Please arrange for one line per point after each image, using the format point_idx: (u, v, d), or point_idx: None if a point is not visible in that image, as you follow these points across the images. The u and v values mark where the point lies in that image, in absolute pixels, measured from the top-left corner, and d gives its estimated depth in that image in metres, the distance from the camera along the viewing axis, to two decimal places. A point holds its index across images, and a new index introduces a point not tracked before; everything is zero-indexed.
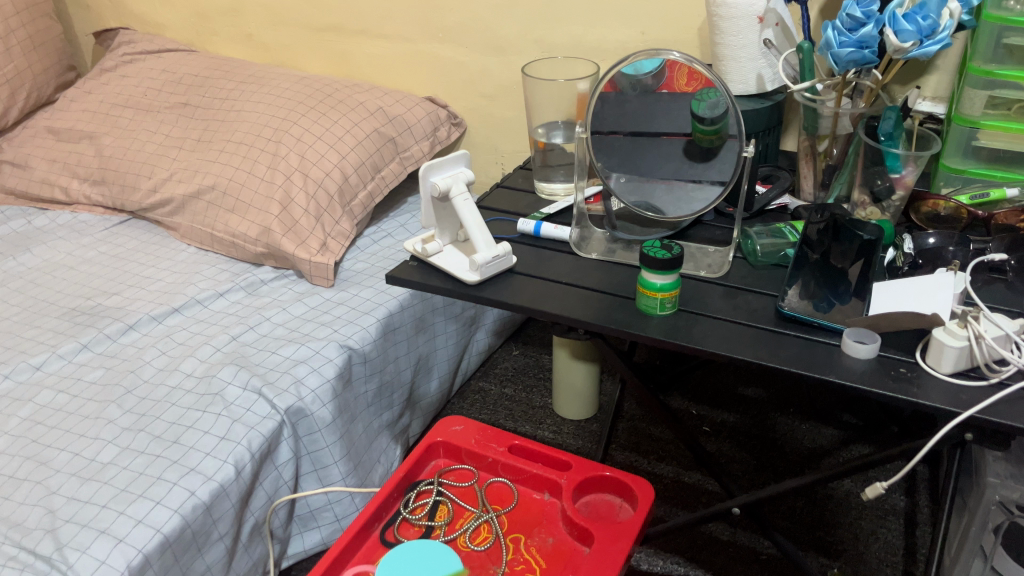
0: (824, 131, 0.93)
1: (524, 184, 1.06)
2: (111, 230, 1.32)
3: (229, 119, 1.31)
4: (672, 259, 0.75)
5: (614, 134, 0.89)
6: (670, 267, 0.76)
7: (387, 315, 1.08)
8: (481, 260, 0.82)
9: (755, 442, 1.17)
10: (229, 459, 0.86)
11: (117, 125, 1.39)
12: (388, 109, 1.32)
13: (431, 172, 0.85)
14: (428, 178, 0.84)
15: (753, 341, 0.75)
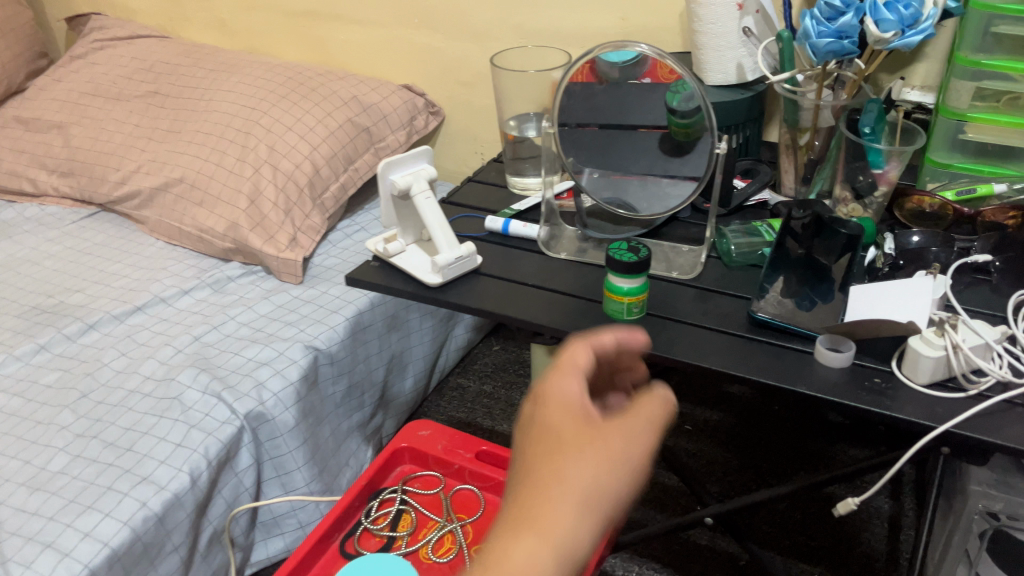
0: (806, 124, 0.89)
1: (496, 179, 1.02)
2: (79, 223, 1.29)
3: (198, 108, 1.27)
4: (638, 262, 0.71)
5: (586, 127, 0.85)
6: (637, 269, 0.72)
7: (357, 313, 1.05)
8: (442, 262, 0.79)
9: (738, 442, 1.14)
10: (184, 467, 0.84)
11: (86, 114, 1.35)
12: (362, 97, 1.28)
13: (391, 170, 0.82)
14: (387, 175, 0.81)
15: (722, 348, 0.71)
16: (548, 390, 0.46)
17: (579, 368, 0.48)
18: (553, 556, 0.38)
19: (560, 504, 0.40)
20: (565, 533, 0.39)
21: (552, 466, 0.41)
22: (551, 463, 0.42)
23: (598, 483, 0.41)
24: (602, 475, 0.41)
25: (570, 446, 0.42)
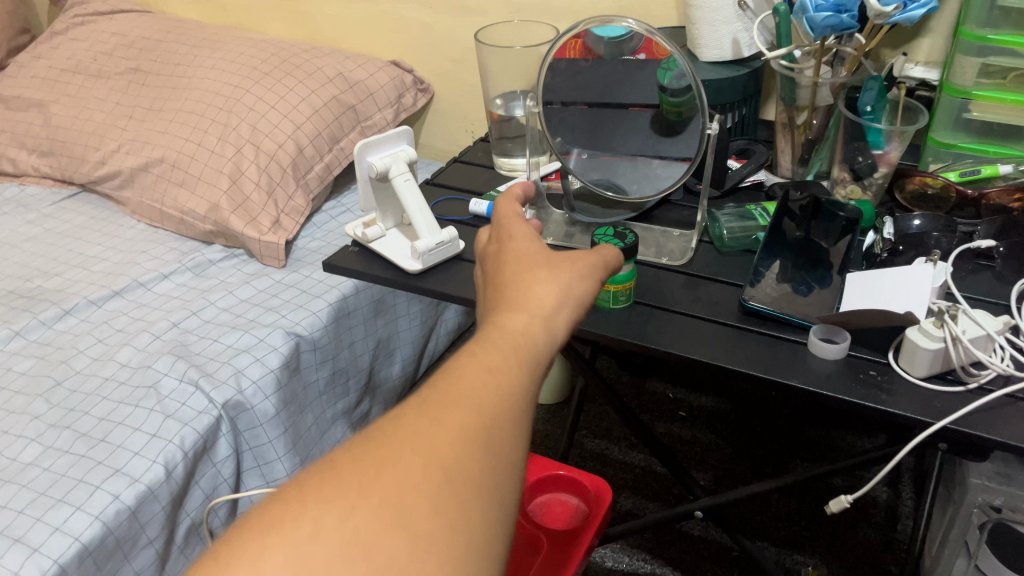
0: (803, 102, 0.85)
1: (483, 159, 0.99)
2: (59, 205, 1.26)
3: (180, 86, 1.23)
4: (624, 249, 0.68)
5: (573, 105, 0.82)
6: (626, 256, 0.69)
7: (341, 298, 1.02)
8: (422, 247, 0.76)
9: (733, 429, 1.12)
10: (158, 459, 0.81)
11: (66, 92, 1.31)
12: (348, 74, 1.24)
13: (368, 151, 0.79)
14: (364, 157, 0.78)
15: (712, 339, 0.68)
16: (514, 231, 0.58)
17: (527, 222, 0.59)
18: (531, 334, 0.48)
19: (533, 300, 0.50)
20: (541, 313, 0.49)
21: (526, 274, 0.52)
22: (522, 277, 0.52)
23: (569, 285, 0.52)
24: (565, 281, 0.52)
25: (539, 260, 0.54)
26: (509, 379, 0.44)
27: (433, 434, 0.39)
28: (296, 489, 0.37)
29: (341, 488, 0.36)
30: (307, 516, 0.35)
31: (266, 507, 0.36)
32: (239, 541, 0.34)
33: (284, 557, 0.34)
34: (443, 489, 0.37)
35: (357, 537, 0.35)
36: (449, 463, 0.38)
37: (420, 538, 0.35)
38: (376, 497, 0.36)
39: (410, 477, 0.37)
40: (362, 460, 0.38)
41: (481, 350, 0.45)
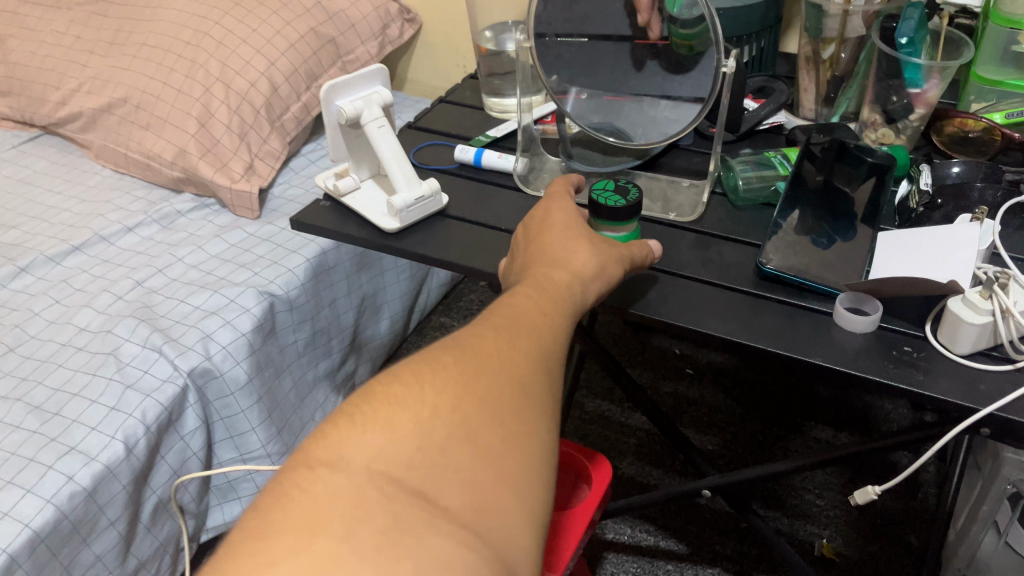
0: (830, 33, 0.75)
1: (472, 99, 0.89)
2: (20, 149, 1.17)
3: (143, 17, 1.12)
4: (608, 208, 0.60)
5: (570, 38, 0.72)
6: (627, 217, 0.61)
7: (320, 253, 0.94)
8: (399, 203, 0.67)
9: (743, 388, 1.05)
10: (118, 435, 0.74)
11: (23, 25, 1.21)
12: (327, 3, 1.13)
13: (336, 95, 0.69)
14: (333, 101, 0.69)
15: (724, 309, 0.60)
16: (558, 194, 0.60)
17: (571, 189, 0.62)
18: (571, 291, 0.50)
19: (576, 258, 0.53)
20: (583, 271, 0.52)
21: (565, 240, 0.54)
22: (559, 246, 0.54)
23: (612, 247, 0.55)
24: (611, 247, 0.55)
25: (579, 231, 0.55)
26: (560, 323, 0.47)
27: (504, 353, 0.41)
28: (395, 382, 0.38)
29: (436, 383, 0.38)
30: (410, 404, 0.37)
31: (369, 394, 0.37)
32: (350, 419, 0.36)
33: (393, 436, 0.35)
34: (514, 402, 0.39)
35: (448, 431, 0.36)
36: (516, 381, 0.40)
37: (496, 439, 0.37)
38: (467, 398, 0.38)
39: (489, 386, 0.39)
40: (451, 364, 0.39)
41: (531, 295, 0.48)
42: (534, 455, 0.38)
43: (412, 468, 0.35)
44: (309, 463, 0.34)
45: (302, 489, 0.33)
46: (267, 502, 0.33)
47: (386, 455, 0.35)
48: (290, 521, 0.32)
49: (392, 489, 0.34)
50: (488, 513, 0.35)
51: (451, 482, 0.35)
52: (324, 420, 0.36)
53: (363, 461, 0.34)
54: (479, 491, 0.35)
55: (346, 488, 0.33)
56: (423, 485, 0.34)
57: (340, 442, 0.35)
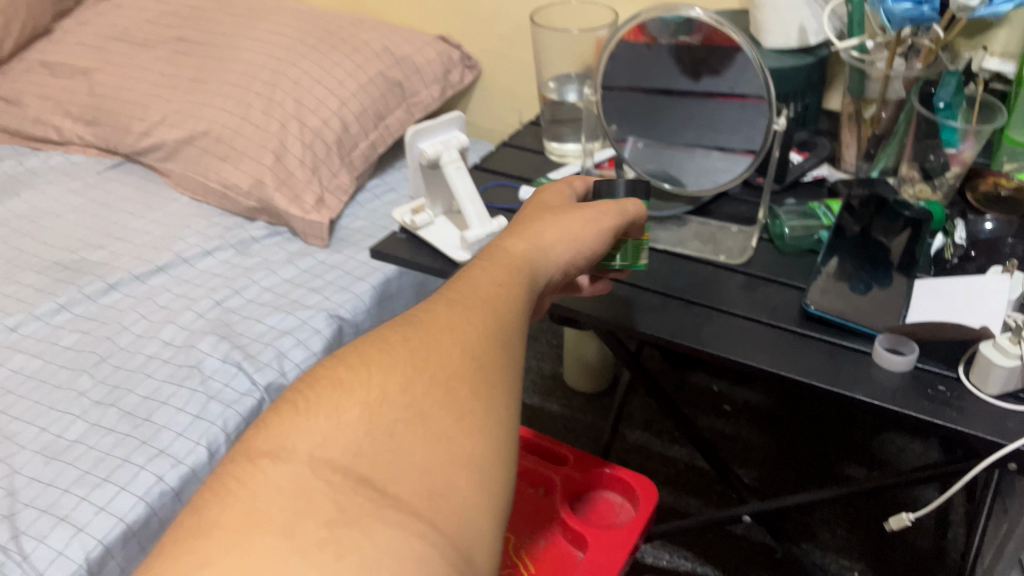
0: (873, 95, 0.82)
1: (533, 144, 0.96)
2: (104, 174, 1.25)
3: (224, 58, 1.21)
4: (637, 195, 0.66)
5: (631, 92, 0.79)
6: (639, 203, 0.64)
7: (383, 281, 1.01)
8: (471, 237, 0.75)
9: (779, 427, 1.09)
10: (202, 441, 0.81)
11: (111, 61, 1.30)
12: (395, 49, 1.21)
13: (419, 137, 0.77)
14: (416, 142, 0.76)
15: (772, 346, 0.66)
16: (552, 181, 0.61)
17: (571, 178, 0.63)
18: (543, 265, 0.49)
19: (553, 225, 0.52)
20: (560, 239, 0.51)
21: (547, 210, 0.55)
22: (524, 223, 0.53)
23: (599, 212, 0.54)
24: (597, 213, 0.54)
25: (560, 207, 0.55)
26: (527, 287, 0.46)
27: (460, 325, 0.41)
28: (343, 364, 0.38)
29: (384, 364, 0.38)
30: (355, 386, 0.37)
31: (319, 376, 0.38)
32: (296, 405, 0.36)
33: (336, 423, 0.35)
34: (472, 376, 0.38)
35: (397, 412, 0.36)
36: (474, 354, 0.39)
37: (445, 417, 0.36)
38: (416, 377, 0.38)
39: (443, 363, 0.38)
40: (401, 341, 0.39)
41: (496, 255, 0.48)
42: (497, 429, 0.37)
43: (357, 456, 0.34)
44: (251, 454, 0.34)
45: (243, 482, 0.33)
46: (206, 497, 0.33)
47: (331, 443, 0.35)
48: (228, 518, 0.32)
49: (336, 477, 0.33)
50: (437, 497, 0.34)
51: (401, 470, 0.34)
52: (272, 405, 0.37)
53: (306, 449, 0.34)
54: (427, 475, 0.34)
55: (289, 479, 0.33)
56: (372, 474, 0.34)
57: (283, 431, 0.35)
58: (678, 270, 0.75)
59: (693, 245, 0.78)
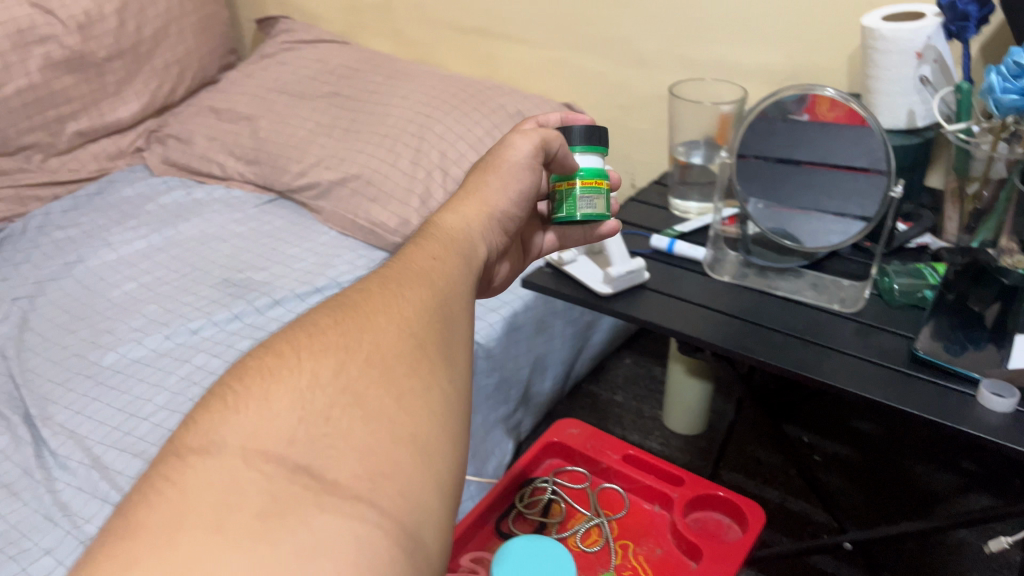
0: (976, 173, 0.90)
1: (658, 200, 1.10)
2: (260, 207, 1.41)
3: (375, 112, 1.37)
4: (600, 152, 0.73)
5: (762, 159, 0.90)
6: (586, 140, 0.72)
7: (513, 313, 1.14)
8: (614, 273, 0.86)
9: (866, 478, 1.16)
10: None
11: (272, 109, 1.47)
12: (527, 113, 1.35)
13: None
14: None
15: (884, 382, 0.75)
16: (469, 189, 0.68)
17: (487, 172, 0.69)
18: (441, 268, 0.56)
19: (446, 235, 0.60)
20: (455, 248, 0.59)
21: (448, 222, 0.62)
22: (442, 226, 0.62)
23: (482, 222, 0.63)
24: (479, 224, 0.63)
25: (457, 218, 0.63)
26: (433, 287, 0.53)
27: (384, 320, 0.49)
28: (270, 358, 0.46)
29: (311, 357, 0.46)
30: (286, 379, 0.44)
31: (249, 373, 0.45)
32: (226, 403, 0.43)
33: (269, 414, 0.42)
34: (399, 362, 0.46)
35: (328, 399, 0.44)
36: (401, 344, 0.48)
37: (380, 402, 0.44)
38: (343, 368, 0.45)
39: (368, 355, 0.46)
40: (326, 336, 0.47)
41: (418, 253, 0.57)
42: (418, 412, 0.44)
43: (291, 443, 0.41)
44: (183, 452, 0.41)
45: (174, 481, 0.40)
46: (137, 501, 0.39)
47: (263, 435, 0.42)
48: (159, 515, 0.38)
49: (270, 467, 0.40)
50: (375, 475, 0.41)
51: (337, 453, 0.41)
52: (202, 407, 0.44)
53: (238, 442, 0.41)
54: (367, 456, 0.41)
55: (220, 472, 0.40)
56: (304, 460, 0.41)
57: (217, 427, 0.42)
58: (796, 314, 0.85)
59: (810, 293, 0.88)
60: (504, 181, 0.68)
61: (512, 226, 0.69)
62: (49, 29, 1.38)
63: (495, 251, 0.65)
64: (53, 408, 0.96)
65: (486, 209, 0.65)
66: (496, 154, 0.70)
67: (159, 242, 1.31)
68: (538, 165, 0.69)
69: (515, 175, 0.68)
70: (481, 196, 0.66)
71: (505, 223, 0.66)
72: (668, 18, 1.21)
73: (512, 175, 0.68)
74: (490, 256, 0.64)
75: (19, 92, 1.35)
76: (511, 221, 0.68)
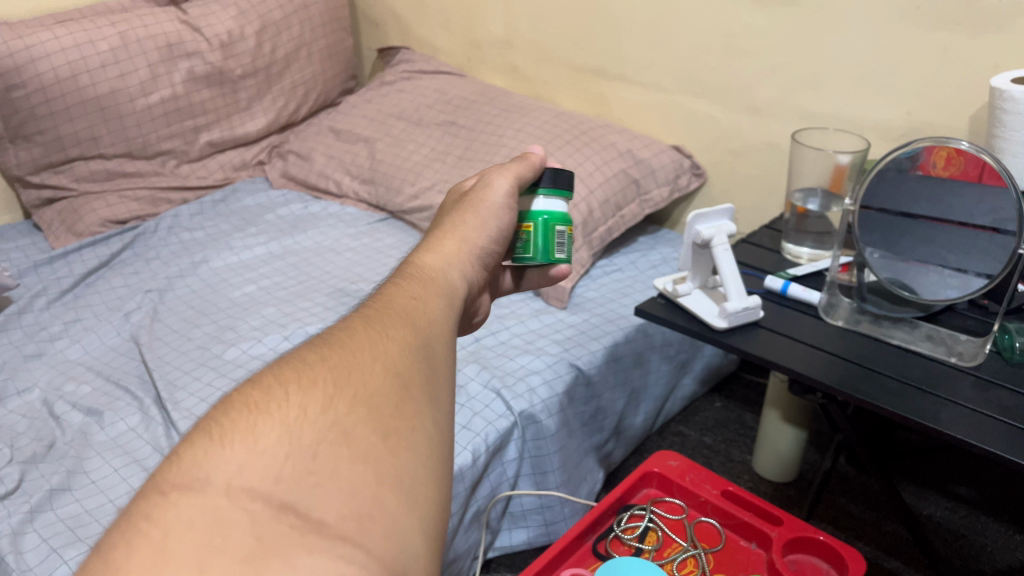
0: None
1: (770, 244, 1.13)
2: (372, 225, 1.47)
3: (490, 142, 1.42)
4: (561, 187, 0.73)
5: (885, 212, 0.91)
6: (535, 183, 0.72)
7: (613, 343, 1.16)
8: (731, 308, 0.90)
9: (961, 543, 1.14)
10: (468, 447, 0.96)
11: (390, 133, 1.54)
12: (636, 152, 1.39)
13: (698, 221, 0.95)
14: (694, 225, 0.95)
15: (1003, 437, 0.74)
16: (451, 223, 0.65)
17: (471, 206, 0.67)
18: (423, 307, 0.51)
19: (428, 264, 0.58)
20: (439, 278, 0.56)
21: (430, 250, 0.60)
22: (422, 261, 0.58)
23: (462, 249, 0.62)
24: (460, 254, 0.61)
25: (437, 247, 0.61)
26: (418, 323, 0.49)
27: (372, 356, 0.44)
28: (255, 392, 0.40)
29: (299, 390, 0.40)
30: (272, 415, 0.38)
31: (232, 407, 0.39)
32: (209, 437, 0.37)
33: (253, 450, 0.37)
34: (388, 403, 0.41)
35: (316, 436, 0.38)
36: (387, 383, 0.42)
37: (370, 441, 0.39)
38: (332, 404, 0.40)
39: (357, 392, 0.41)
40: (313, 370, 0.42)
41: (400, 290, 0.52)
42: (412, 452, 0.40)
43: (278, 482, 0.36)
44: (164, 488, 0.35)
45: (157, 520, 0.34)
46: (117, 538, 0.33)
47: (247, 471, 0.36)
48: (140, 558, 0.32)
49: (254, 505, 0.35)
50: (364, 518, 0.36)
51: (324, 494, 0.36)
52: (182, 441, 0.38)
53: (222, 479, 0.35)
54: (354, 496, 0.36)
55: (203, 511, 0.34)
56: (292, 499, 0.35)
57: (199, 463, 0.36)
58: (912, 364, 0.85)
59: (925, 344, 0.88)
60: (486, 224, 0.66)
61: (491, 260, 0.66)
62: (195, 45, 1.48)
63: (476, 285, 0.62)
64: (181, 394, 1.01)
65: (467, 246, 0.63)
66: (478, 199, 0.68)
67: (278, 250, 1.38)
68: (513, 204, 0.69)
69: (494, 214, 0.67)
70: (461, 233, 0.64)
71: (488, 247, 0.65)
72: (789, 69, 1.23)
73: (490, 214, 0.67)
74: (471, 294, 0.61)
75: (162, 101, 1.46)
76: (491, 257, 0.66)
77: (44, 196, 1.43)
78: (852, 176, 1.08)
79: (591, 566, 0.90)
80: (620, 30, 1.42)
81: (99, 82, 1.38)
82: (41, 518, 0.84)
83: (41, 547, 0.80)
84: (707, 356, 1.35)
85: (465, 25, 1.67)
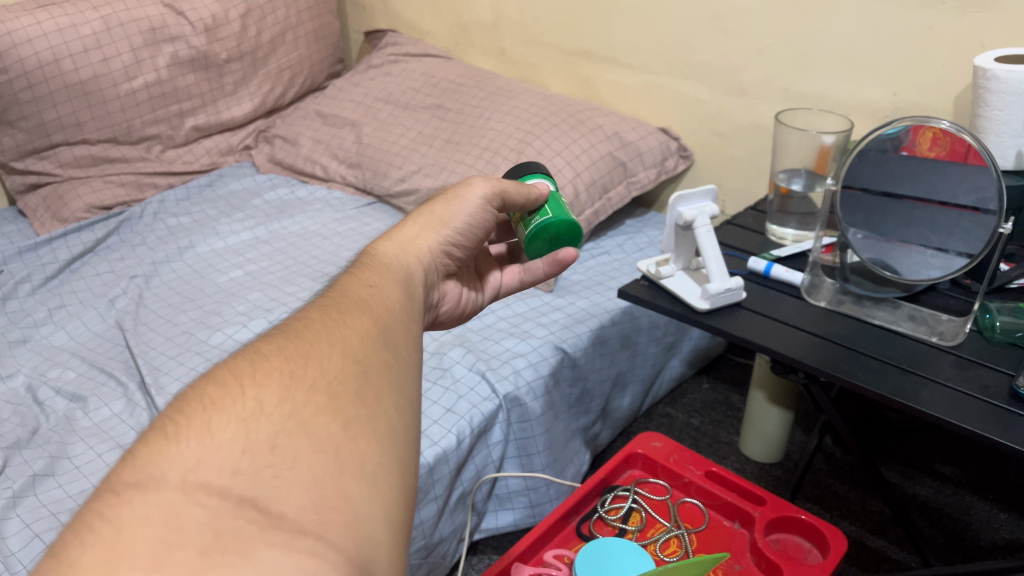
0: None
1: (754, 225, 1.13)
2: (360, 210, 1.47)
3: (476, 125, 1.41)
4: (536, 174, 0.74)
5: (866, 192, 0.91)
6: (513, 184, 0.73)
7: (599, 326, 1.16)
8: (713, 290, 0.90)
9: (946, 521, 1.15)
10: (453, 430, 0.96)
11: (377, 117, 1.53)
12: (623, 135, 1.38)
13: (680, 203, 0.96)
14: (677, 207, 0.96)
15: (983, 415, 0.74)
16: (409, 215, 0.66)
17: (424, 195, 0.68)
18: (382, 296, 0.51)
19: (386, 254, 0.58)
20: (396, 268, 0.56)
21: (385, 243, 0.60)
22: (386, 253, 0.58)
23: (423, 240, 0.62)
24: (423, 245, 0.61)
25: (395, 238, 0.61)
26: (378, 313, 0.49)
27: (330, 345, 0.44)
28: (211, 387, 0.40)
29: (254, 383, 0.40)
30: (228, 410, 0.39)
31: (187, 404, 0.39)
32: (164, 435, 0.38)
33: (208, 446, 0.37)
34: (348, 391, 0.42)
35: (274, 428, 0.38)
36: (346, 371, 0.43)
37: (329, 431, 0.39)
38: (290, 396, 0.40)
39: (315, 382, 0.41)
40: (269, 362, 0.42)
41: (356, 279, 0.52)
42: (371, 440, 0.40)
43: (236, 475, 0.36)
44: (118, 487, 0.35)
45: (109, 517, 0.34)
46: (69, 538, 0.33)
47: (203, 467, 0.36)
48: (92, 556, 0.32)
49: (211, 501, 0.35)
50: (325, 509, 0.36)
51: (284, 485, 0.36)
52: (139, 437, 0.38)
53: (177, 475, 0.35)
54: (317, 489, 0.36)
55: (158, 506, 0.34)
56: (252, 493, 0.35)
57: (155, 461, 0.36)
58: (893, 343, 0.85)
59: (906, 324, 0.88)
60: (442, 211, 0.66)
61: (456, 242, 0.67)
62: (179, 29, 1.47)
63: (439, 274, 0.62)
64: (165, 378, 1.01)
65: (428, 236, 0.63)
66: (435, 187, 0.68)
67: (265, 235, 1.38)
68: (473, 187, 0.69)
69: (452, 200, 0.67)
70: (421, 225, 0.64)
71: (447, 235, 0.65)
72: (775, 49, 1.22)
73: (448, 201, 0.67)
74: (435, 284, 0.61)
75: (147, 86, 1.45)
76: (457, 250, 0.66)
77: (28, 182, 1.43)
78: (835, 157, 1.09)
79: (574, 547, 0.90)
80: (608, 12, 1.41)
81: (82, 66, 1.37)
82: (24, 503, 0.84)
83: (23, 532, 0.81)
84: (695, 338, 1.35)
85: (452, 8, 1.66)
